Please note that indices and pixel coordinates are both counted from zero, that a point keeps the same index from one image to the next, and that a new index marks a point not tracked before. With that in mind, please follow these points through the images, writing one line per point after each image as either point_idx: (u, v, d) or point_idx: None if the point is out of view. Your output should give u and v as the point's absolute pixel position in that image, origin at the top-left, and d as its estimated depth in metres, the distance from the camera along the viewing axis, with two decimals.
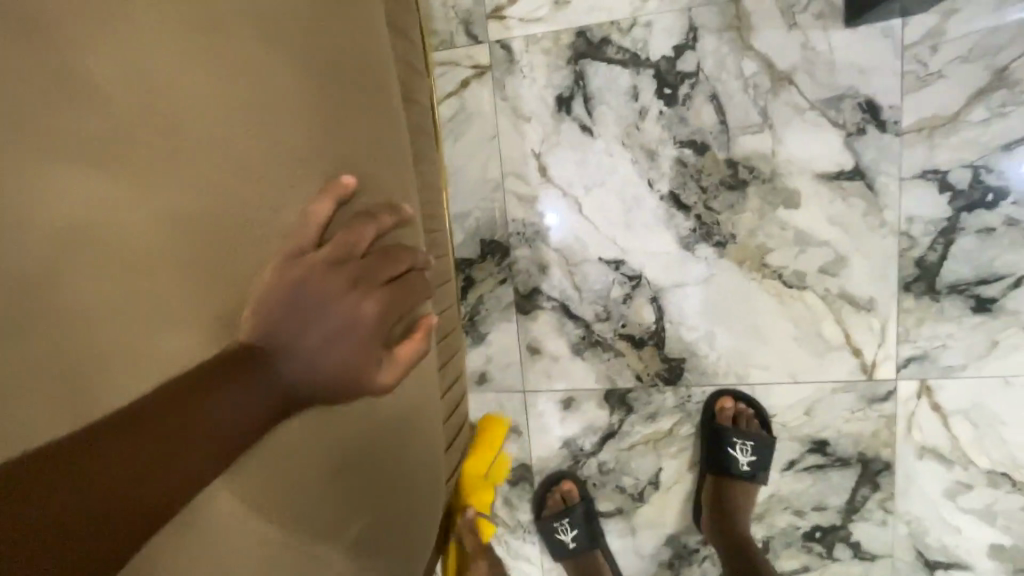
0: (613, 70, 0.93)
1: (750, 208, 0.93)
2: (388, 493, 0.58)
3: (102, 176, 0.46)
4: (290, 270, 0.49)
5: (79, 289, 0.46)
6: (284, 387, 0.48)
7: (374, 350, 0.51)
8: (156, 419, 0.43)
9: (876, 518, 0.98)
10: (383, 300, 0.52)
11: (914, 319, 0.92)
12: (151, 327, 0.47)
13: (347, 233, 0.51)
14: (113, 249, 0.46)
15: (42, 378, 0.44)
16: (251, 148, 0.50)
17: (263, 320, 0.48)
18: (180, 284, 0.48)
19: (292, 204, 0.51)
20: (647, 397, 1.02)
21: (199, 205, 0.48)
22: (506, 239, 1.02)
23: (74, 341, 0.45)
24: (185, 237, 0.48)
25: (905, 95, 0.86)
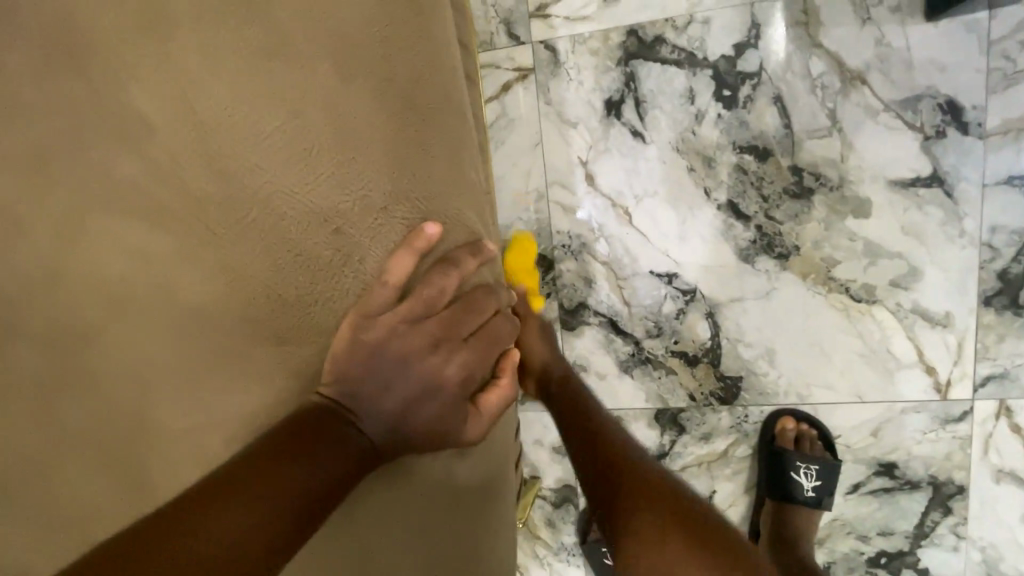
0: (667, 71, 0.87)
1: (816, 217, 0.87)
2: (476, 553, 0.50)
3: (137, 216, 0.39)
4: (369, 330, 0.42)
5: (119, 355, 0.39)
6: (362, 462, 0.42)
7: (460, 409, 0.45)
8: (231, 481, 0.38)
9: (946, 543, 0.93)
10: (468, 355, 0.45)
11: (994, 335, 0.85)
12: (197, 397, 0.41)
13: (428, 288, 0.44)
14: (112, 333, 0.39)
15: (84, 454, 0.39)
16: (314, 182, 0.42)
17: (342, 384, 0.42)
18: (229, 347, 0.41)
19: (362, 251, 0.44)
20: (700, 417, 0.97)
21: (247, 251, 0.41)
22: (550, 251, 0.96)
23: (118, 415, 0.39)
24: (232, 292, 0.41)
25: (991, 95, 0.79)
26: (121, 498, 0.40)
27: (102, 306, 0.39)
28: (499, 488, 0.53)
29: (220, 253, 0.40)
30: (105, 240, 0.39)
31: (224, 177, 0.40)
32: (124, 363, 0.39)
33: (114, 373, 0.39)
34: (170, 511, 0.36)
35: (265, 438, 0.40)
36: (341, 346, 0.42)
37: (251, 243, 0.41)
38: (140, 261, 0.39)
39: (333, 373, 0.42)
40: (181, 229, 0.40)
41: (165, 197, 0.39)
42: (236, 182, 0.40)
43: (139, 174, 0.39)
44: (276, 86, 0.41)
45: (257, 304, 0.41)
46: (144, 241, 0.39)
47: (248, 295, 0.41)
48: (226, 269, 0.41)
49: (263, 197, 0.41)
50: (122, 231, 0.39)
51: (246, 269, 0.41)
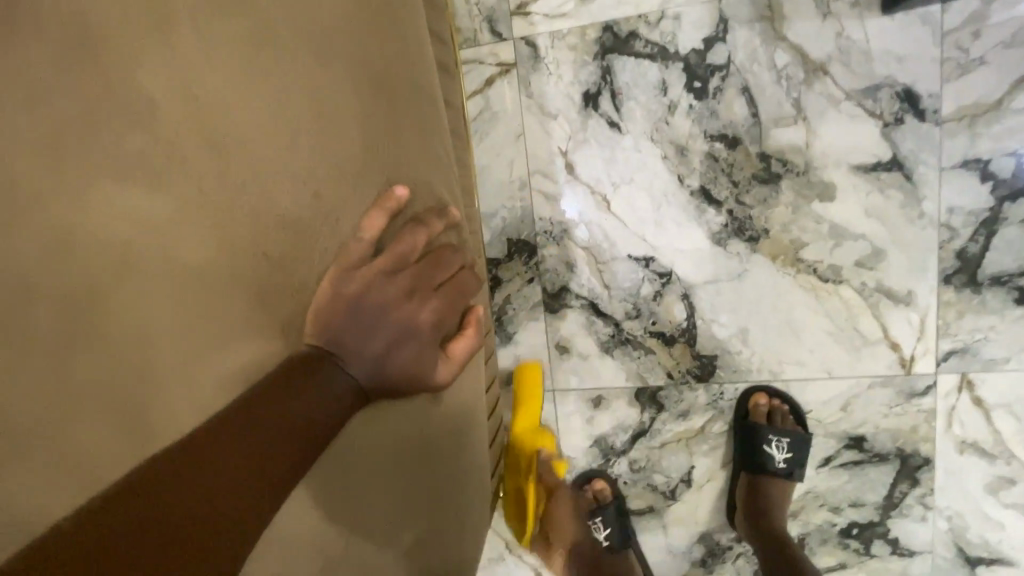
0: (640, 65, 0.92)
1: (784, 201, 0.91)
2: (449, 487, 0.56)
3: (137, 180, 0.44)
4: (349, 282, 0.47)
5: (121, 305, 0.43)
6: (345, 401, 0.47)
7: (433, 353, 0.51)
8: (208, 462, 0.40)
9: (915, 514, 0.97)
10: (437, 305, 0.51)
11: (954, 312, 0.90)
12: (191, 343, 0.45)
13: (400, 245, 0.49)
14: (121, 288, 0.44)
15: (85, 399, 0.42)
16: (292, 158, 0.48)
17: (326, 330, 0.47)
18: (221, 298, 0.46)
19: (340, 215, 0.49)
20: (678, 394, 1.01)
21: (236, 215, 0.46)
22: (533, 237, 1.01)
23: (119, 360, 0.43)
24: (222, 250, 0.46)
25: (945, 83, 0.84)
26: (120, 445, 0.43)
27: (112, 264, 0.43)
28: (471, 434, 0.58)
29: (219, 216, 0.46)
30: (115, 207, 0.43)
31: (221, 150, 0.46)
32: (132, 315, 0.44)
33: (116, 321, 0.43)
34: (143, 490, 0.38)
35: (237, 407, 0.43)
36: (323, 296, 0.47)
37: (243, 208, 0.46)
38: (141, 218, 0.44)
39: (317, 321, 0.47)
40: (189, 195, 0.45)
41: (170, 171, 0.45)
42: (233, 154, 0.46)
43: (147, 148, 0.44)
44: (266, 74, 0.47)
45: (244, 259, 0.47)
46: (152, 206, 0.44)
47: (242, 253, 0.46)
48: (224, 231, 0.46)
49: (257, 168, 0.47)
50: (133, 198, 0.44)
51: (240, 231, 0.46)
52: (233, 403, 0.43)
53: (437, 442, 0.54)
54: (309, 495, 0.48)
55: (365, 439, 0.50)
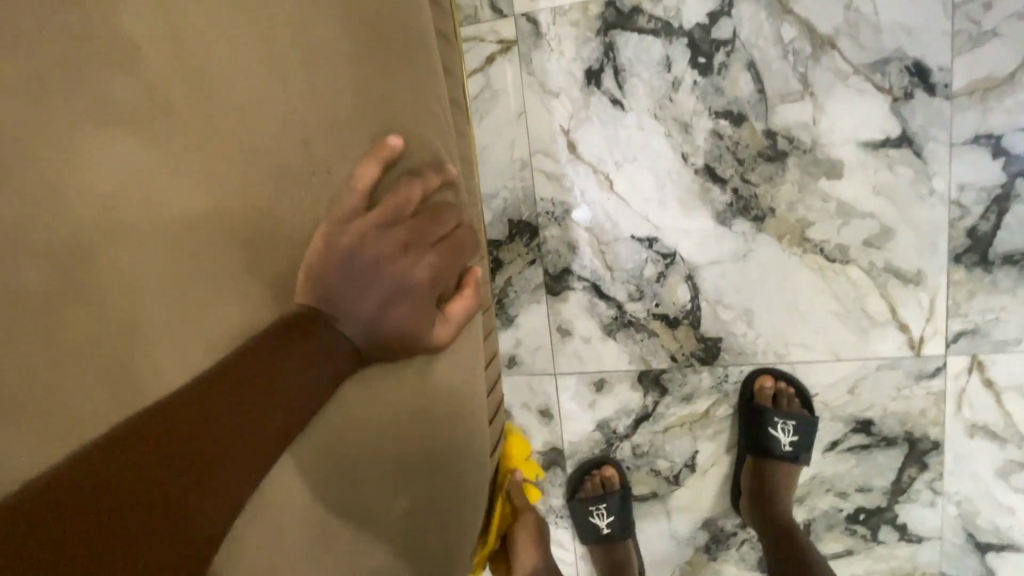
0: (644, 40, 0.90)
1: (790, 179, 0.89)
2: (449, 464, 0.53)
3: (122, 134, 0.43)
4: (343, 234, 0.46)
5: (104, 263, 0.43)
6: (337, 363, 0.46)
7: (430, 311, 0.49)
8: (194, 449, 0.39)
9: (923, 499, 0.95)
10: (434, 262, 0.49)
11: (965, 292, 0.88)
12: (176, 304, 0.44)
13: (395, 197, 0.48)
14: (105, 242, 0.43)
15: (74, 358, 0.42)
16: (283, 113, 0.46)
17: (318, 284, 0.46)
18: (208, 259, 0.44)
19: (333, 171, 0.47)
20: (682, 377, 1.00)
21: (224, 171, 0.45)
22: (534, 218, 0.99)
23: (104, 320, 0.43)
24: (209, 208, 0.44)
25: (956, 56, 0.82)
26: (107, 404, 0.43)
27: (94, 216, 0.43)
28: (473, 407, 0.55)
29: (205, 170, 0.44)
30: (98, 158, 0.43)
31: (209, 104, 0.44)
32: (114, 269, 0.43)
33: (102, 280, 0.43)
34: (125, 468, 0.36)
35: (225, 383, 0.42)
36: (316, 249, 0.45)
37: (231, 163, 0.45)
38: (126, 174, 0.43)
39: (308, 274, 0.45)
40: (172, 147, 0.44)
41: (157, 124, 0.43)
42: (222, 108, 0.45)
43: (133, 102, 0.43)
44: (257, 28, 0.45)
45: (231, 218, 0.45)
46: (135, 157, 0.43)
47: (229, 209, 0.45)
48: (212, 186, 0.44)
49: (245, 124, 0.45)
50: (116, 149, 0.43)
51: (227, 186, 0.45)
52: (221, 377, 0.42)
53: (434, 413, 0.51)
54: (306, 458, 0.47)
55: (356, 404, 0.49)
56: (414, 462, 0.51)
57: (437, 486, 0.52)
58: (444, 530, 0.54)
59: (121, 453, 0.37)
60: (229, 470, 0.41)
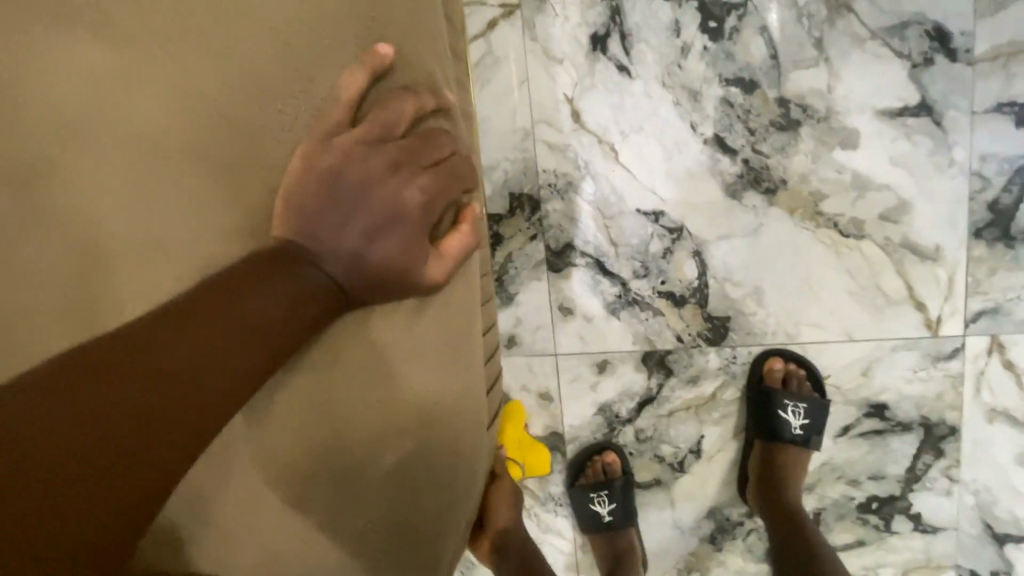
0: (652, 4, 0.86)
1: (803, 150, 0.86)
2: (440, 423, 0.48)
3: (91, 48, 0.41)
4: (324, 152, 0.42)
5: (70, 182, 0.41)
6: (315, 294, 0.42)
7: (422, 242, 0.45)
8: (189, 435, 0.37)
9: (939, 487, 0.91)
10: (427, 187, 0.45)
11: (985, 269, 0.84)
12: (140, 231, 0.42)
13: (382, 114, 0.44)
14: (63, 157, 0.41)
15: (38, 277, 0.42)
16: (260, 26, 0.42)
17: (299, 205, 0.42)
18: (174, 185, 0.42)
19: (318, 89, 0.43)
20: (688, 358, 0.96)
21: (194, 89, 0.42)
22: (536, 191, 0.96)
23: (67, 241, 0.42)
24: (177, 130, 0.42)
25: (979, 20, 0.79)
26: (70, 327, 0.42)
27: (50, 128, 0.41)
28: (467, 364, 0.51)
29: (174, 85, 0.41)
30: (58, 69, 0.41)
31: (184, 21, 0.41)
32: (71, 187, 0.41)
33: (67, 199, 0.41)
34: (126, 471, 0.34)
35: (202, 363, 0.38)
36: (297, 167, 0.42)
37: (202, 80, 0.42)
38: (92, 91, 0.41)
39: (290, 195, 0.42)
40: (136, 56, 0.41)
41: (130, 41, 0.41)
42: (199, 23, 0.41)
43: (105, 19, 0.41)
44: None
45: (202, 141, 0.42)
46: (98, 67, 0.41)
47: (199, 128, 0.42)
48: (182, 103, 0.41)
49: (221, 40, 0.42)
50: (76, 60, 0.41)
51: (199, 105, 0.42)
52: (197, 347, 0.38)
53: (421, 365, 0.48)
54: (287, 407, 0.44)
55: (338, 353, 0.45)
56: (399, 418, 0.47)
57: (427, 449, 0.48)
58: (436, 498, 0.49)
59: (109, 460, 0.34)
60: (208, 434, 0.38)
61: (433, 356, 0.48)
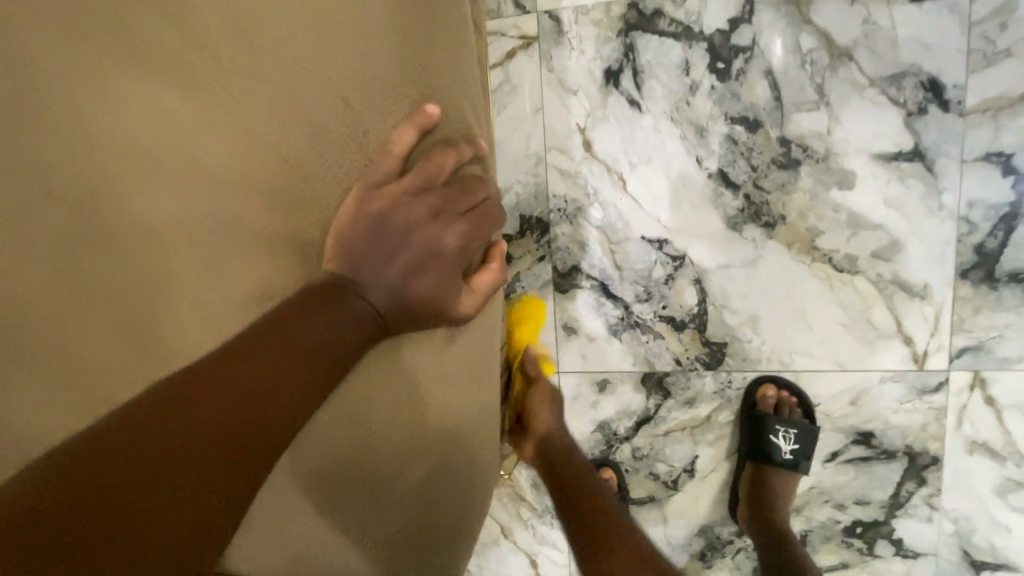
0: (664, 43, 0.91)
1: (802, 188, 0.90)
2: (458, 442, 0.53)
3: (162, 92, 0.44)
4: (374, 199, 0.47)
5: (134, 218, 0.45)
6: (363, 326, 0.46)
7: (456, 280, 0.50)
8: (240, 450, 0.40)
9: (920, 514, 0.95)
10: (464, 231, 0.50)
11: (970, 308, 0.89)
12: (195, 264, 0.46)
13: (427, 165, 0.49)
14: (128, 192, 0.45)
15: (97, 304, 0.45)
16: (318, 77, 0.46)
17: (350, 245, 0.47)
18: (229, 223, 0.46)
19: (370, 138, 0.48)
20: (685, 381, 1.00)
21: (257, 135, 0.46)
22: (546, 215, 1.00)
23: (126, 271, 0.45)
24: (236, 171, 0.46)
25: (971, 74, 0.83)
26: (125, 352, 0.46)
27: (119, 162, 0.44)
28: (482, 390, 0.55)
29: (237, 128, 0.45)
30: (128, 106, 0.44)
31: (245, 68, 0.45)
32: (135, 221, 0.45)
33: (130, 233, 0.45)
34: (181, 473, 0.37)
35: (235, 402, 0.40)
36: (349, 211, 0.47)
37: (263, 124, 0.46)
38: (160, 132, 0.45)
39: (341, 236, 0.47)
40: (204, 94, 0.45)
41: (197, 78, 0.45)
42: (261, 64, 0.45)
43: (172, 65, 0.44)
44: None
45: (260, 181, 0.46)
46: (168, 109, 0.45)
47: (259, 164, 0.46)
48: (243, 144, 0.46)
49: (278, 88, 0.46)
50: (147, 98, 0.44)
51: (259, 148, 0.46)
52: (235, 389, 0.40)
53: (443, 390, 0.52)
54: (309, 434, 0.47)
55: (373, 381, 0.49)
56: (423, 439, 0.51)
57: (446, 466, 0.52)
58: (450, 510, 0.53)
59: (133, 489, 0.35)
60: (256, 454, 0.41)
61: (454, 381, 0.53)
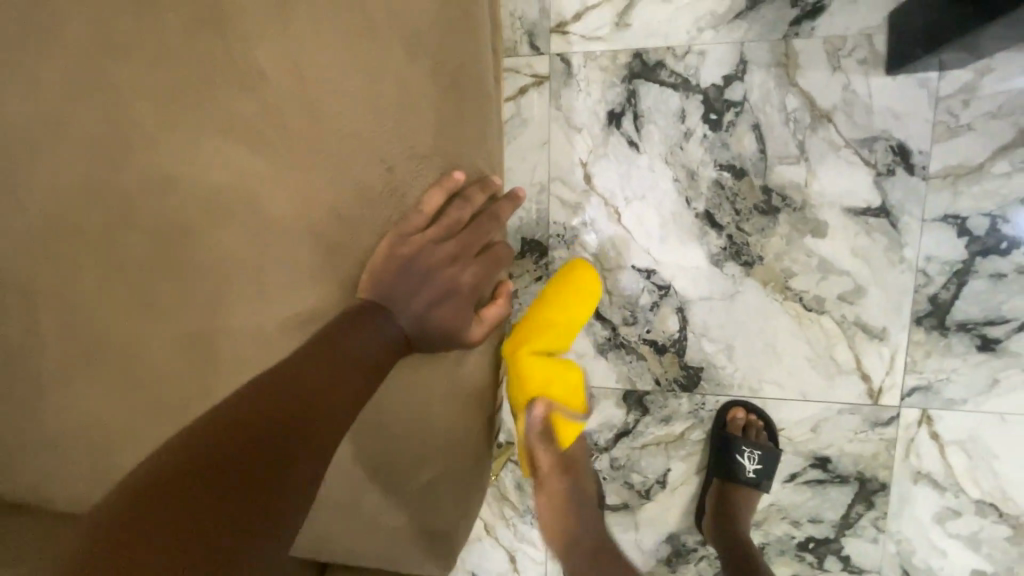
0: (664, 92, 1.00)
1: (780, 233, 0.99)
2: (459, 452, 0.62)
3: (243, 144, 0.58)
4: (403, 244, 0.57)
5: (212, 241, 0.59)
6: (395, 351, 0.56)
7: (467, 312, 0.60)
8: (270, 459, 0.45)
9: (868, 535, 1.05)
10: (476, 272, 0.60)
11: (922, 351, 0.98)
12: (254, 279, 0.59)
13: (449, 218, 0.60)
14: (212, 220, 0.59)
15: (177, 306, 0.60)
16: (366, 141, 0.59)
17: (381, 282, 0.57)
18: (287, 249, 0.59)
19: (409, 194, 0.60)
20: (663, 400, 1.09)
21: (317, 184, 0.58)
22: (545, 239, 1.08)
23: (200, 283, 0.60)
24: (296, 211, 0.59)
25: (935, 143, 0.93)
26: (197, 344, 0.60)
27: (204, 197, 0.59)
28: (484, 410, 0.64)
29: (301, 177, 0.58)
30: (218, 154, 0.58)
31: (312, 131, 0.58)
32: (212, 243, 0.59)
33: (208, 252, 0.59)
34: (215, 476, 0.42)
35: (231, 422, 0.45)
36: (382, 254, 0.57)
37: (320, 173, 0.58)
38: (239, 177, 0.58)
39: (374, 274, 0.57)
40: (276, 162, 0.58)
41: (276, 148, 0.58)
42: (331, 136, 0.58)
43: (255, 125, 0.58)
44: (354, 73, 0.58)
45: (314, 217, 0.59)
46: (246, 158, 0.58)
47: (313, 205, 0.59)
48: (303, 190, 0.58)
49: (333, 146, 0.58)
50: (233, 149, 0.58)
51: (315, 193, 0.58)
52: (228, 417, 0.46)
53: (450, 409, 0.61)
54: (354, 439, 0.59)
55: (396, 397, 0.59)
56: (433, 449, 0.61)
57: (450, 473, 0.62)
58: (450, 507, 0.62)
59: (151, 509, 0.39)
60: (284, 464, 0.45)
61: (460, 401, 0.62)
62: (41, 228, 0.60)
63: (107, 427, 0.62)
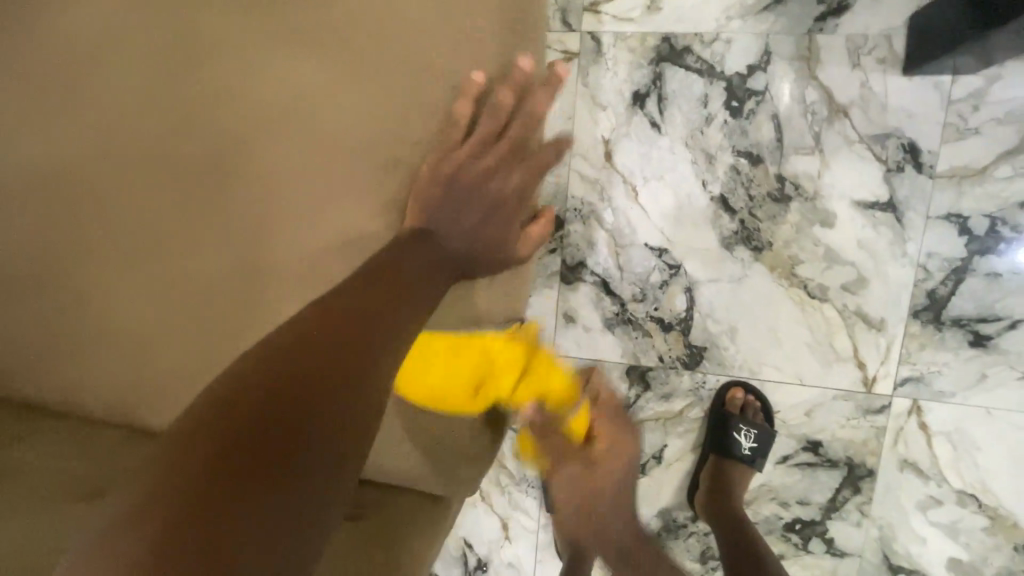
0: (689, 77, 1.03)
1: (790, 221, 1.03)
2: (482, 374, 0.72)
3: (309, 69, 0.65)
4: (445, 164, 0.67)
5: (273, 152, 0.67)
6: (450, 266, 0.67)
7: (508, 223, 0.69)
8: (275, 449, 0.43)
9: (851, 519, 1.08)
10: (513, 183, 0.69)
11: (916, 344, 1.02)
12: (311, 191, 0.68)
13: (482, 131, 0.67)
14: (274, 135, 0.67)
15: (236, 212, 0.68)
16: (417, 76, 0.65)
17: (431, 203, 0.67)
18: (343, 167, 0.68)
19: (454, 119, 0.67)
20: (665, 377, 1.12)
21: (372, 111, 0.66)
22: (562, 212, 1.11)
23: (259, 191, 0.68)
24: (351, 133, 0.67)
25: (944, 143, 0.97)
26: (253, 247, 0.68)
27: (269, 113, 0.66)
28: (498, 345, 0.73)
29: (359, 104, 0.66)
30: (286, 80, 0.66)
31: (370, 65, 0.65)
32: (272, 154, 0.67)
33: (269, 163, 0.67)
34: (217, 468, 0.41)
35: (234, 407, 0.44)
36: (428, 177, 0.67)
37: (375, 101, 0.66)
38: (303, 99, 0.66)
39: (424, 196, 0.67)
40: (331, 108, 0.66)
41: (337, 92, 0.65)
42: (390, 83, 0.66)
43: (321, 57, 0.65)
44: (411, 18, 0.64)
45: (366, 141, 0.67)
46: (308, 84, 0.66)
47: (367, 130, 0.67)
48: (360, 115, 0.66)
49: (389, 81, 0.66)
50: (300, 74, 0.66)
51: (371, 119, 0.66)
52: (212, 446, 0.42)
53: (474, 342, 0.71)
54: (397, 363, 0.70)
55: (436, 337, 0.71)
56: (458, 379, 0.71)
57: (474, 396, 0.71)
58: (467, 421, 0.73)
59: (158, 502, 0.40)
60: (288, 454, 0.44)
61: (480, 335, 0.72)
62: (113, 145, 0.66)
63: (160, 326, 0.69)
